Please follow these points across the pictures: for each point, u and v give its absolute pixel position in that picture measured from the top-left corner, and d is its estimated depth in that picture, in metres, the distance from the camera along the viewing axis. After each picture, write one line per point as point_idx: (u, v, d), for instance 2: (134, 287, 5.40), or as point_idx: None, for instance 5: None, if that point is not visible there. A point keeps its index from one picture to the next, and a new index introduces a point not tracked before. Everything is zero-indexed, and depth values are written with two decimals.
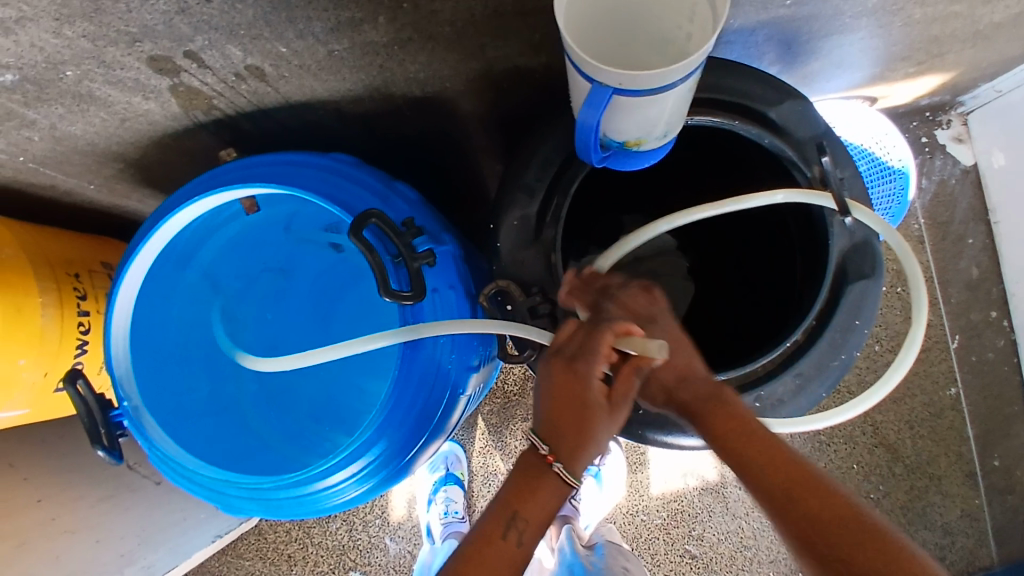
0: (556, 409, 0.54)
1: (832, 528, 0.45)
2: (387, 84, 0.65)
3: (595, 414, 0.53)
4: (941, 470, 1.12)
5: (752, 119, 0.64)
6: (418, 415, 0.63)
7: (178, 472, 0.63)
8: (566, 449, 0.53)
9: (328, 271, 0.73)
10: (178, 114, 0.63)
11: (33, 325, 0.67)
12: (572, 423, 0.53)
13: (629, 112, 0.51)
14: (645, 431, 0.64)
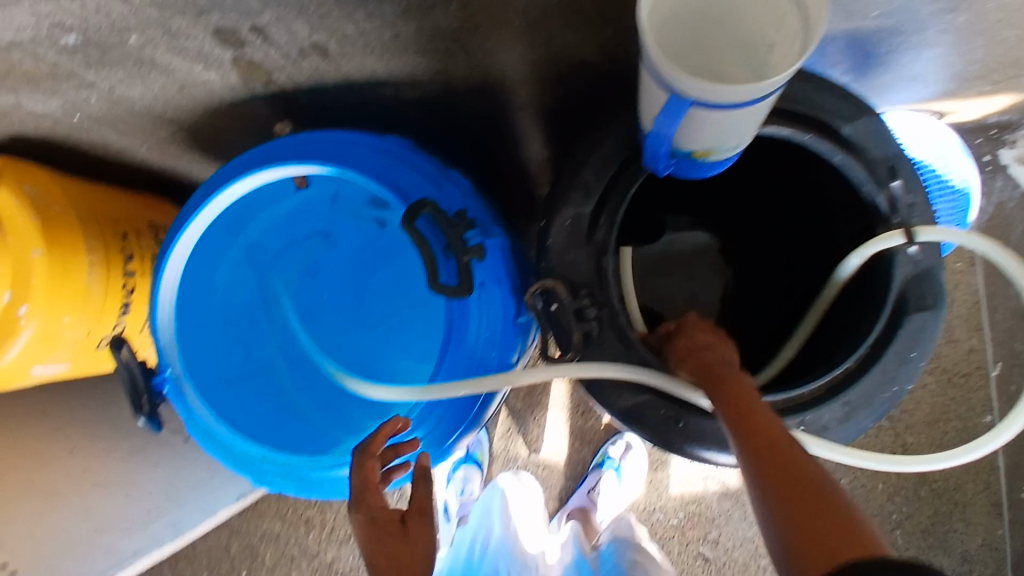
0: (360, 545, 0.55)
1: (792, 474, 0.44)
2: (450, 69, 0.63)
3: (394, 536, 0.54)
4: (966, 497, 1.10)
5: (825, 134, 0.61)
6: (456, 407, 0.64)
7: (216, 441, 0.63)
8: None
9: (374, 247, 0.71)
10: (237, 85, 0.62)
11: (80, 283, 0.67)
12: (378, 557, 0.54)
13: (705, 124, 0.49)
14: (685, 444, 0.64)
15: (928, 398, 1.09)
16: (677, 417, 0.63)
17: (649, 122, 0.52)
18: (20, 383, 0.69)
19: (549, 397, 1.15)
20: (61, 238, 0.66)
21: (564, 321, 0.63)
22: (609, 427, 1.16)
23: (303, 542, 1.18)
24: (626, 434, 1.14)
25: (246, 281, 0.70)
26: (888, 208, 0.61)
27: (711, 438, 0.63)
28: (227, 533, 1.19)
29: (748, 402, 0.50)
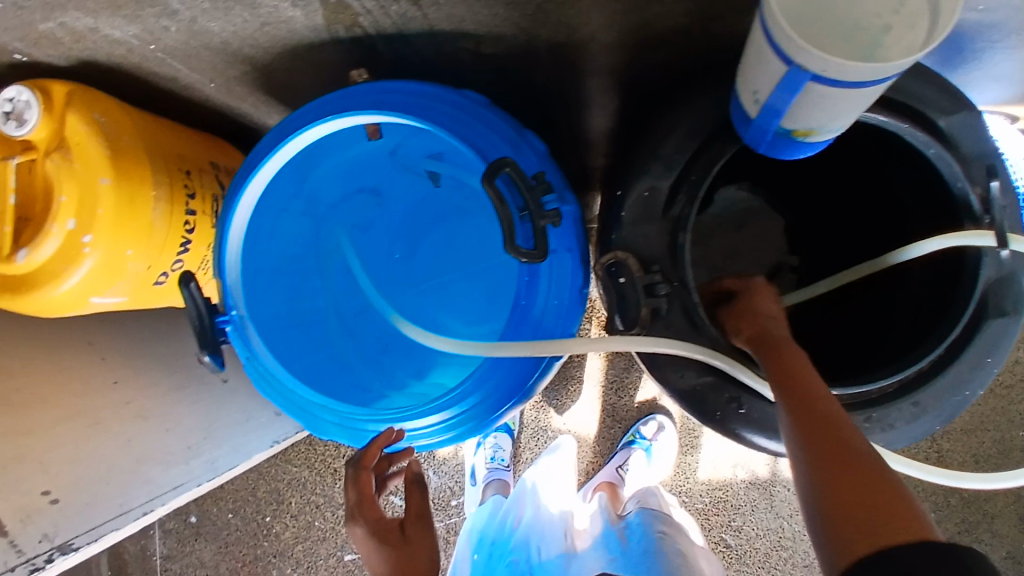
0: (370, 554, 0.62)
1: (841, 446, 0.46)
2: (536, 26, 0.61)
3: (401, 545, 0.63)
4: (996, 508, 1.08)
5: (921, 125, 0.58)
6: (511, 377, 0.63)
7: (275, 386, 0.64)
8: None
9: (433, 203, 0.74)
10: (319, 26, 0.61)
11: (144, 218, 0.67)
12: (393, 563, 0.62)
13: (823, 102, 0.47)
14: (739, 429, 0.63)
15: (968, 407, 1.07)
16: (738, 402, 0.62)
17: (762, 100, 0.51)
18: (78, 312, 0.70)
19: (582, 370, 1.14)
20: (130, 171, 0.66)
21: (632, 295, 0.62)
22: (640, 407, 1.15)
23: (328, 491, 1.20)
24: (659, 415, 1.13)
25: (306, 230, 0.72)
26: (982, 207, 0.58)
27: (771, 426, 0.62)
28: (254, 477, 1.22)
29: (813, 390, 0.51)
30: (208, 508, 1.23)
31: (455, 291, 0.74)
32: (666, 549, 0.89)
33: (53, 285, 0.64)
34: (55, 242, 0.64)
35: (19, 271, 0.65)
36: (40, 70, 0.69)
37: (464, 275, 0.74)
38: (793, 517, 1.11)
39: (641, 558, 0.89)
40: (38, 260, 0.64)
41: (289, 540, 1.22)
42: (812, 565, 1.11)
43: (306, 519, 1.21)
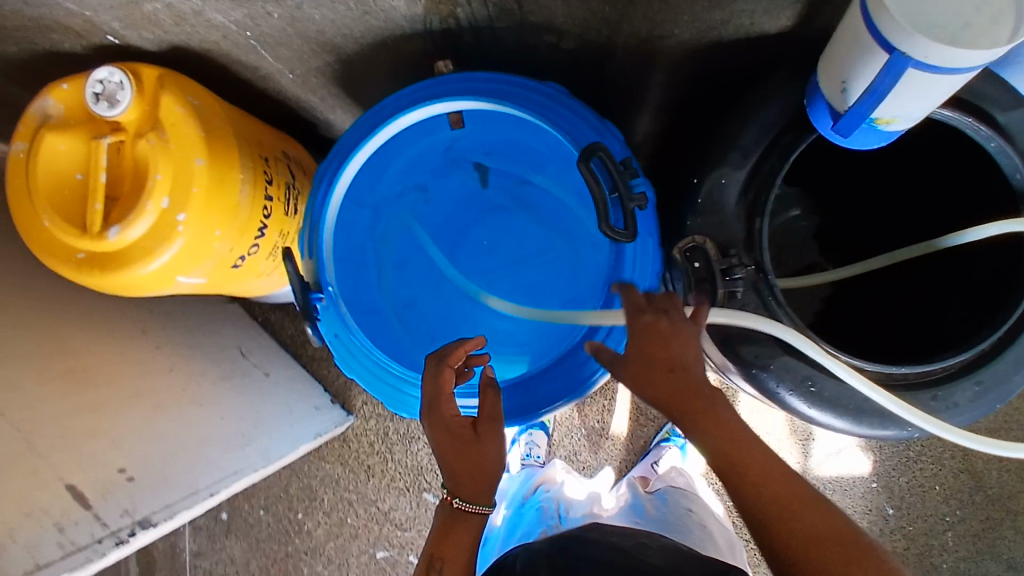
0: (444, 456, 0.61)
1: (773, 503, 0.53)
2: (621, 21, 0.64)
3: (478, 446, 0.61)
4: (1020, 506, 1.09)
5: (984, 120, 0.61)
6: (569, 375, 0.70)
7: (367, 364, 0.66)
8: (463, 490, 0.62)
9: (476, 203, 0.80)
10: (416, 16, 0.64)
11: (231, 199, 0.70)
12: (465, 470, 0.61)
13: (920, 90, 0.51)
14: (796, 405, 0.66)
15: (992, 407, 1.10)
16: (810, 382, 0.65)
17: (853, 92, 0.55)
18: (160, 291, 0.72)
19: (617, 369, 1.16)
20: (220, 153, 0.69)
21: (709, 277, 0.65)
22: None
23: (361, 488, 1.22)
24: None
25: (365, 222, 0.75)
26: None
27: (841, 405, 0.65)
28: (287, 473, 1.23)
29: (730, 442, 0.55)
30: (240, 504, 1.24)
31: (494, 287, 0.79)
32: (687, 519, 0.93)
33: (144, 262, 0.66)
34: (148, 220, 0.66)
35: (109, 248, 0.67)
36: (129, 56, 0.71)
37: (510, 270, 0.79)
38: None
39: (665, 521, 0.92)
40: (129, 237, 0.66)
41: (321, 537, 1.22)
42: None
43: (338, 516, 1.22)
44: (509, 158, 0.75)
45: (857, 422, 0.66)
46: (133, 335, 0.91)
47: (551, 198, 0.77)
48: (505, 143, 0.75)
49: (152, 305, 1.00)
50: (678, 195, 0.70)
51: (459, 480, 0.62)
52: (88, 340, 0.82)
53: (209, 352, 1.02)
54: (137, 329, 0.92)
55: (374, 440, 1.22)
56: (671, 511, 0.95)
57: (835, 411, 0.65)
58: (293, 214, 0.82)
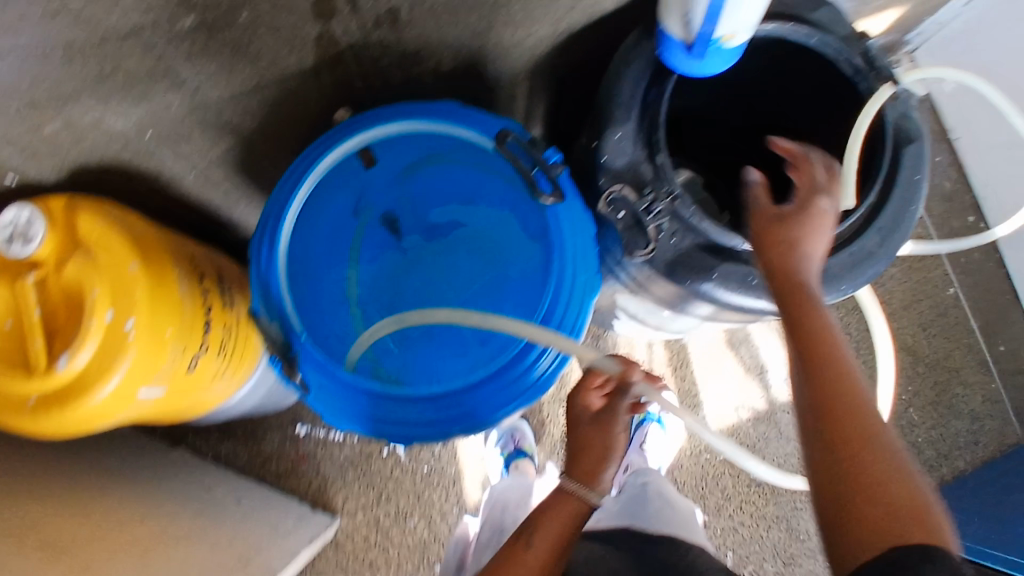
0: (579, 446, 0.69)
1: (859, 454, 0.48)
2: (488, 30, 0.73)
3: (596, 439, 0.68)
4: (957, 363, 1.23)
5: (801, 23, 0.74)
6: (496, 398, 0.68)
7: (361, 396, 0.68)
8: (577, 470, 0.67)
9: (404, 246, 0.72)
10: (308, 70, 0.68)
11: (172, 298, 0.70)
12: (587, 457, 0.68)
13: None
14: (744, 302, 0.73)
15: (898, 286, 1.23)
16: (751, 276, 0.72)
17: (697, 22, 0.64)
18: (119, 416, 0.68)
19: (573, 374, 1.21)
20: (150, 257, 0.69)
21: (636, 220, 0.72)
22: None
23: None
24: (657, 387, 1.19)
25: (306, 286, 0.71)
26: (864, 63, 0.74)
27: None
28: None
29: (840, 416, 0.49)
30: None
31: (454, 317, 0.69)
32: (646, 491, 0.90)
33: (102, 382, 0.63)
34: (95, 339, 0.64)
35: (60, 382, 0.63)
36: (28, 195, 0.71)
37: (471, 286, 0.71)
38: None
39: (633, 507, 0.85)
40: (80, 362, 0.63)
41: None
42: None
43: None
44: (417, 183, 0.73)
45: None
46: (92, 494, 0.84)
47: (485, 213, 0.72)
48: (406, 169, 0.73)
49: (100, 461, 0.93)
50: (586, 162, 0.77)
51: (578, 459, 0.68)
52: (46, 508, 0.76)
53: (171, 494, 0.95)
54: (94, 488, 0.85)
55: (368, 533, 1.16)
56: (627, 492, 0.90)
57: (777, 295, 0.72)
58: (233, 307, 0.81)
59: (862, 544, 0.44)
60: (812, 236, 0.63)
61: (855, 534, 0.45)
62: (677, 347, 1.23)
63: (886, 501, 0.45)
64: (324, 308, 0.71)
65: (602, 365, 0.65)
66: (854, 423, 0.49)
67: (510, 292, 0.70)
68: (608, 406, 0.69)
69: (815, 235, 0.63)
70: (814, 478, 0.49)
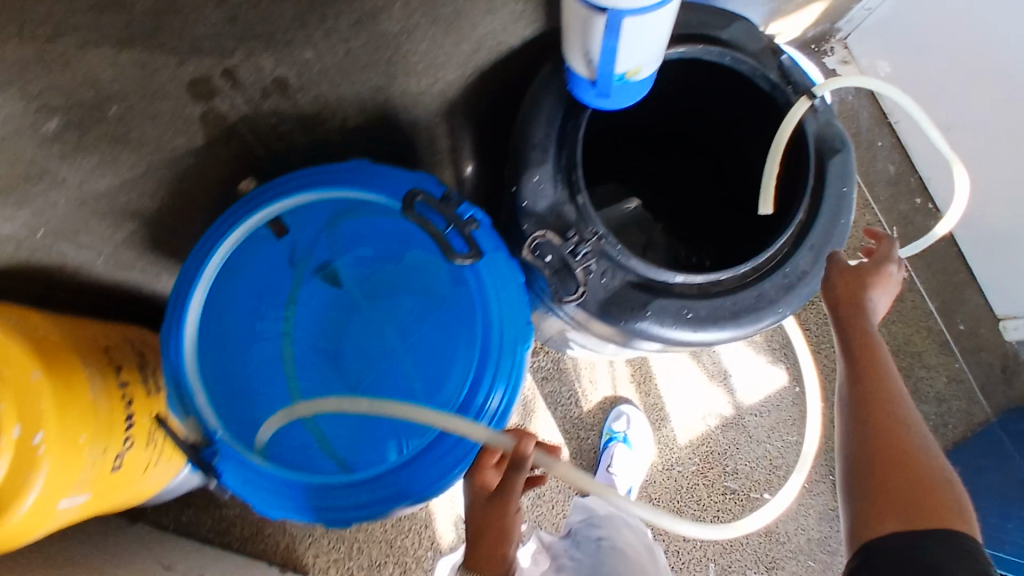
0: (476, 530, 0.65)
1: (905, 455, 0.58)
2: (390, 82, 0.69)
3: (494, 524, 0.63)
4: (918, 346, 1.22)
5: (712, 43, 0.72)
6: (434, 467, 0.64)
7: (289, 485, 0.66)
8: (475, 556, 0.66)
9: (331, 314, 0.68)
10: (200, 148, 0.65)
11: (84, 399, 0.67)
12: (487, 543, 0.64)
13: (631, 35, 0.58)
14: (682, 337, 0.71)
15: None
16: (686, 310, 0.70)
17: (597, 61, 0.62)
18: (41, 530, 0.64)
19: (534, 402, 1.19)
20: (56, 360, 0.66)
21: (563, 264, 0.70)
22: (599, 409, 1.20)
23: None
24: (622, 406, 1.19)
25: (229, 369, 0.68)
26: (781, 77, 0.72)
27: (720, 316, 0.70)
28: None
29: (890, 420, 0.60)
30: None
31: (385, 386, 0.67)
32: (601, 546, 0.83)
33: (19, 500, 0.59)
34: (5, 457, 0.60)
35: None
36: None
37: (404, 349, 0.67)
38: (771, 437, 1.20)
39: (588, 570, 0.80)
40: None
41: None
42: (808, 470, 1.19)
43: None
44: (336, 246, 0.69)
45: (742, 325, 0.70)
46: None
47: (408, 272, 0.68)
48: (322, 232, 0.69)
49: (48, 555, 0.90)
50: (508, 206, 0.75)
51: (476, 543, 0.65)
52: None
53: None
54: None
55: None
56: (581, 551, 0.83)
57: (716, 325, 0.70)
58: (156, 393, 0.78)
59: (886, 522, 0.55)
60: (877, 279, 0.67)
61: (887, 518, 0.55)
62: (638, 362, 1.21)
63: (923, 486, 0.56)
64: (250, 389, 0.67)
65: (498, 444, 0.60)
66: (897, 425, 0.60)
67: (439, 355, 0.67)
68: (504, 482, 0.61)
69: (884, 292, 0.67)
70: (862, 473, 0.59)
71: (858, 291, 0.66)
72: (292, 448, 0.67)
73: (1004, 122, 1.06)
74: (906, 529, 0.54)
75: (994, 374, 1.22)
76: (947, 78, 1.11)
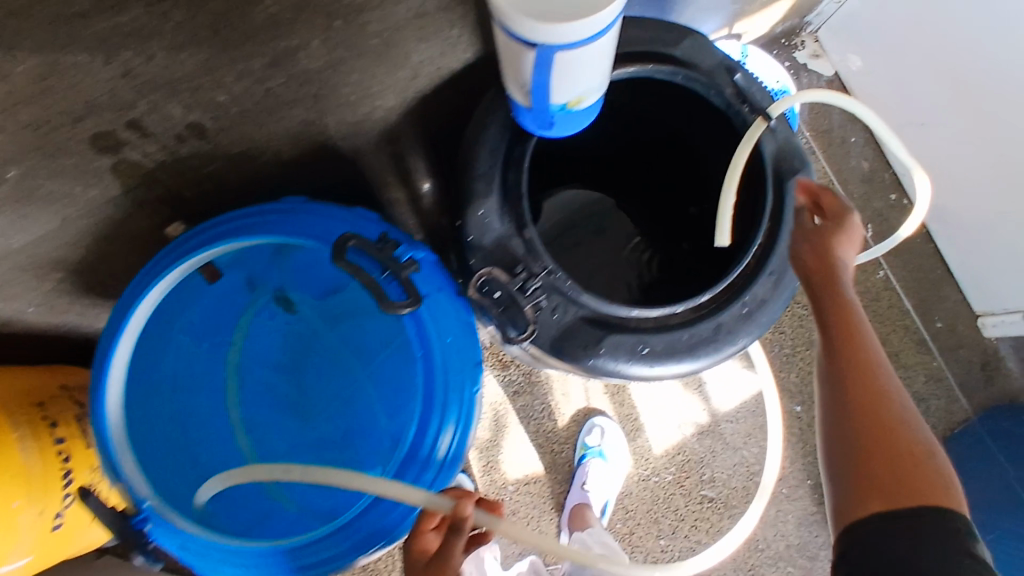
0: None
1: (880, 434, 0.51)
2: (322, 115, 0.65)
3: None
4: (895, 346, 1.19)
5: (663, 60, 0.69)
6: (381, 520, 0.62)
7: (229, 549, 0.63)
8: None
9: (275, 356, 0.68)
10: (119, 197, 0.61)
11: (15, 464, 0.63)
12: None
13: (560, 68, 0.54)
14: (637, 371, 0.68)
15: None
16: (642, 345, 0.67)
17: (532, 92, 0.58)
18: None
19: (506, 417, 1.17)
20: None
21: (512, 302, 0.66)
22: (573, 422, 1.18)
23: None
24: (595, 418, 1.17)
25: (169, 422, 0.66)
26: (735, 95, 0.68)
27: (677, 350, 0.67)
28: None
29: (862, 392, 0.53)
30: None
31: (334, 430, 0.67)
32: None
33: None
34: None
35: None
36: None
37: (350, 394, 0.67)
38: (747, 443, 1.18)
39: None
40: None
41: None
42: (786, 476, 1.18)
43: None
44: (275, 288, 0.67)
45: (700, 358, 0.68)
46: None
47: (348, 314, 0.67)
48: (259, 274, 0.67)
49: None
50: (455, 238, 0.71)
51: None
52: None
53: None
54: None
55: None
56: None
57: (678, 356, 0.67)
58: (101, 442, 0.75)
59: (871, 504, 0.49)
60: (844, 241, 0.61)
61: (871, 499, 0.49)
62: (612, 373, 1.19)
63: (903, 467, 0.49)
64: (195, 439, 0.66)
65: (436, 507, 0.58)
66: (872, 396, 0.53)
67: (378, 397, 0.66)
68: (443, 545, 0.59)
69: (852, 246, 0.61)
70: (841, 464, 0.52)
71: (833, 262, 0.59)
72: (235, 500, 0.66)
73: (979, 117, 1.02)
74: (892, 511, 0.48)
75: (974, 371, 1.19)
76: (920, 72, 1.07)
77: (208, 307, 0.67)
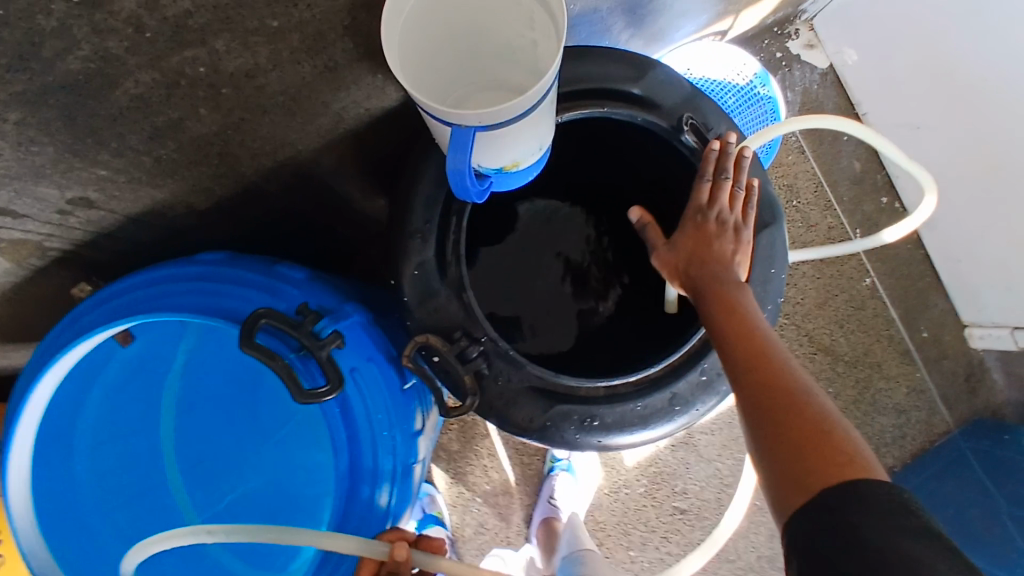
0: None
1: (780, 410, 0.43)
2: (234, 168, 0.58)
3: None
4: (879, 356, 1.12)
5: (620, 100, 0.61)
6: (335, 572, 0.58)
7: None
8: None
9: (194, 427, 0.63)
10: (11, 267, 0.57)
11: None
12: None
13: (484, 142, 0.48)
14: (587, 438, 0.63)
15: (811, 284, 1.11)
16: (592, 416, 0.62)
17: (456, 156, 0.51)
18: None
19: (478, 429, 1.14)
20: None
21: (450, 373, 0.60)
22: None
23: None
24: None
25: (83, 496, 0.61)
26: (697, 140, 0.61)
27: (629, 422, 0.62)
28: None
29: (756, 375, 0.46)
30: None
31: (262, 503, 0.63)
32: None
33: None
34: None
35: None
36: None
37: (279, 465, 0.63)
38: (722, 455, 1.15)
39: None
40: None
41: None
42: None
43: None
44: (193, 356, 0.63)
45: (652, 428, 0.63)
46: None
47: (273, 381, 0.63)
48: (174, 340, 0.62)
49: None
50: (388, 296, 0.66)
51: None
52: None
53: None
54: None
55: None
56: None
57: (629, 427, 0.62)
58: None
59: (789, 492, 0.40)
60: (722, 238, 0.57)
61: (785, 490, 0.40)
62: None
63: (808, 442, 0.41)
64: (111, 514, 0.62)
65: (373, 554, 0.55)
66: (768, 373, 0.46)
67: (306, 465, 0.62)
68: None
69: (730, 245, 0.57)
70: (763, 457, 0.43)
71: (708, 258, 0.56)
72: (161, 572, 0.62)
73: (971, 124, 0.94)
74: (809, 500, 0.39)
75: (958, 382, 1.14)
76: (917, 71, 0.98)
77: (120, 373, 0.62)
